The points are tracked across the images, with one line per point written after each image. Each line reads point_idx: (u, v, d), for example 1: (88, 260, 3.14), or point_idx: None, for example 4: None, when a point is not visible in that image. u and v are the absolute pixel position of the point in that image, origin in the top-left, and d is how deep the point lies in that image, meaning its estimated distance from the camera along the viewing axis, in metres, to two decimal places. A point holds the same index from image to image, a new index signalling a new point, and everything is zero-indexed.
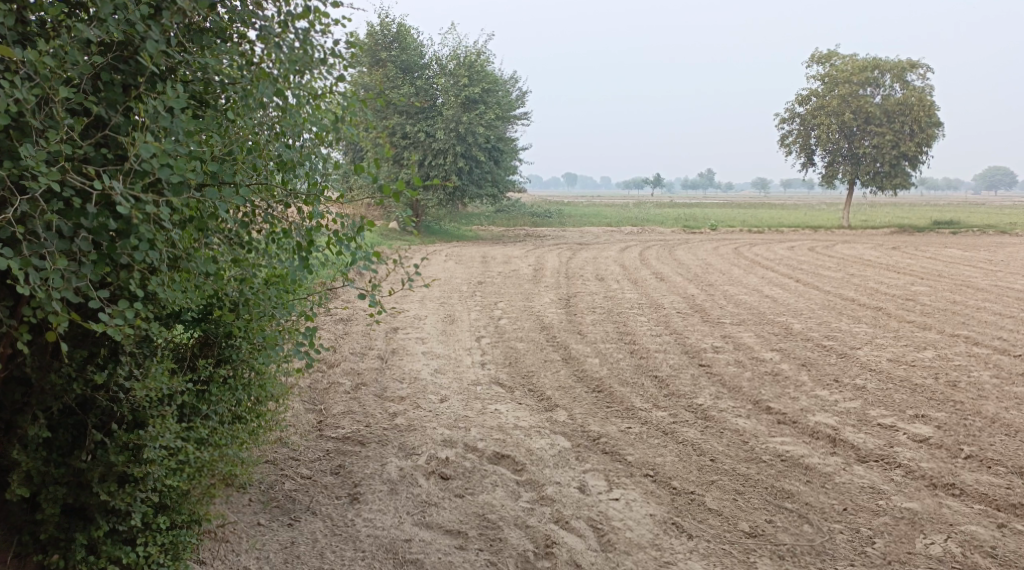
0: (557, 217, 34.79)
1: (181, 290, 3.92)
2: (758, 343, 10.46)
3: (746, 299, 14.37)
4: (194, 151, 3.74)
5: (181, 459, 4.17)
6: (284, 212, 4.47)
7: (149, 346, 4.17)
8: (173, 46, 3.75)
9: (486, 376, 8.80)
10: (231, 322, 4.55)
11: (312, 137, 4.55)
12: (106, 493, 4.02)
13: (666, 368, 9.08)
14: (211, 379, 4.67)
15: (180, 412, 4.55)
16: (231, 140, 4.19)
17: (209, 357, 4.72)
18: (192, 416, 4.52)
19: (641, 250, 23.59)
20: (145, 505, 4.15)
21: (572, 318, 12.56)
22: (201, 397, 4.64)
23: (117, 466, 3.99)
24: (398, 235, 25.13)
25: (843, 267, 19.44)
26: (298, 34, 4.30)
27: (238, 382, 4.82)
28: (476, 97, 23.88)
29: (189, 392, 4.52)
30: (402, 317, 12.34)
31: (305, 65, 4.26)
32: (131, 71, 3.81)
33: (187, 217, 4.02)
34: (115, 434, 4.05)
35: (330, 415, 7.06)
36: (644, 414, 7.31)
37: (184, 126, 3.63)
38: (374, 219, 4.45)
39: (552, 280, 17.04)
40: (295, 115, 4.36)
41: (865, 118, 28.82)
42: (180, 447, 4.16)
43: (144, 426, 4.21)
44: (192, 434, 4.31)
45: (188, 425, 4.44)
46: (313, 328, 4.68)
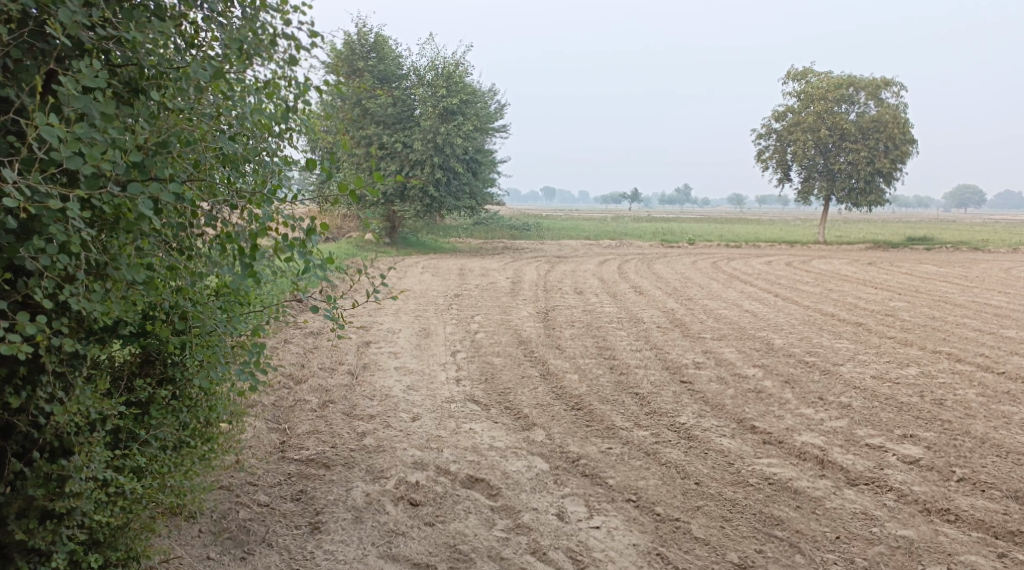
0: (535, 230, 34.61)
1: (106, 300, 3.57)
2: (740, 359, 10.20)
3: (726, 314, 14.14)
4: (115, 140, 3.42)
5: (111, 491, 3.80)
6: (228, 213, 4.13)
7: (78, 363, 3.77)
8: (95, 20, 3.44)
9: (460, 392, 8.48)
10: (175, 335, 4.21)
11: (259, 131, 4.32)
12: (25, 531, 3.64)
13: (646, 385, 8.81)
14: (151, 401, 4.32)
15: (115, 437, 4.18)
16: (165, 131, 3.73)
17: (150, 375, 4.34)
18: (130, 442, 4.16)
19: (619, 263, 23.39)
20: (72, 543, 3.77)
21: (550, 331, 12.27)
22: (139, 421, 4.27)
23: (38, 499, 3.61)
24: (374, 246, 24.80)
25: (820, 282, 19.31)
26: (246, 17, 4.10)
27: (184, 403, 4.48)
28: (454, 107, 23.60)
29: (125, 416, 4.14)
30: (374, 331, 12.01)
31: (253, 48, 4.10)
32: (49, 50, 3.55)
33: (115, 219, 3.67)
34: (35, 462, 3.64)
35: (294, 436, 6.75)
36: (625, 434, 7.01)
37: (104, 110, 3.32)
38: (326, 222, 4.12)
39: (530, 293, 16.77)
40: (239, 103, 4.15)
41: (841, 134, 28.84)
42: (111, 478, 3.80)
43: (71, 453, 3.82)
44: (127, 462, 3.96)
45: (123, 454, 4.06)
46: (261, 345, 4.29)
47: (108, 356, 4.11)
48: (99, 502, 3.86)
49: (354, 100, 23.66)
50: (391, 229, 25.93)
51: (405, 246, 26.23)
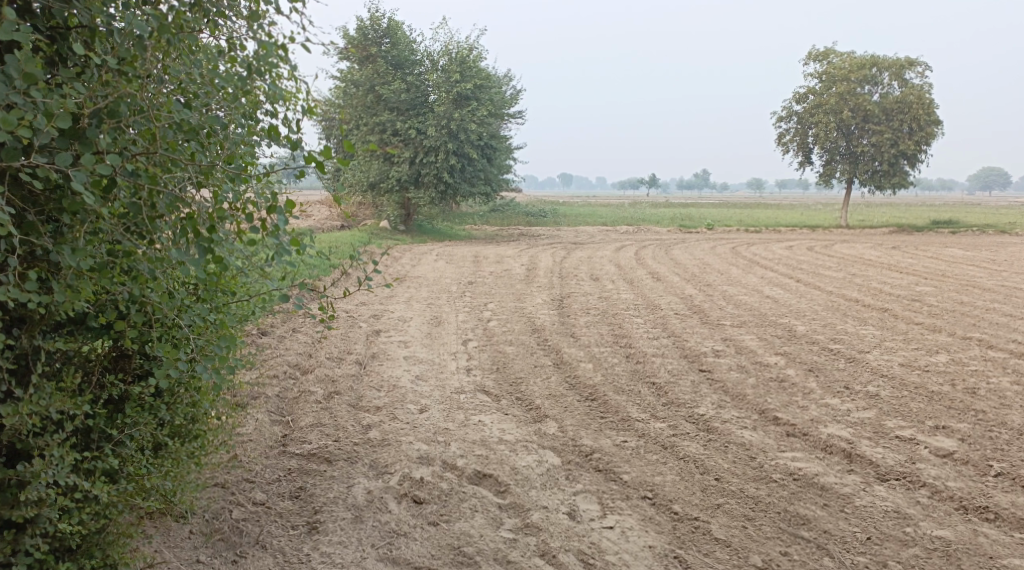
0: (551, 216, 34.30)
1: (56, 291, 3.31)
2: (762, 347, 9.84)
3: (746, 300, 13.76)
4: (51, 105, 3.17)
5: (78, 496, 3.56)
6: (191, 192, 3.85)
7: (31, 359, 3.57)
8: None
9: (470, 383, 8.20)
10: (145, 328, 3.97)
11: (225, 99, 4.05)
12: None
13: (664, 374, 8.50)
14: (126, 398, 4.08)
15: (88, 438, 3.95)
16: (109, 93, 3.48)
17: (125, 371, 4.09)
18: (102, 443, 3.92)
19: (637, 249, 23.02)
20: (37, 551, 3.53)
21: (565, 319, 11.97)
22: (112, 420, 4.03)
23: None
24: (388, 234, 24.59)
25: (843, 266, 18.87)
26: None
27: (165, 401, 4.25)
28: (469, 93, 23.24)
29: (97, 416, 3.90)
30: (385, 320, 11.76)
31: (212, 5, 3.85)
32: None
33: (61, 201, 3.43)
34: None
35: (297, 429, 6.53)
36: (642, 426, 6.71)
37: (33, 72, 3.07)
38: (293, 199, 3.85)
39: (545, 280, 16.44)
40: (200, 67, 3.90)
41: (863, 116, 28.26)
42: (77, 483, 3.55)
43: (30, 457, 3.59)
44: (97, 465, 3.72)
45: (94, 456, 3.83)
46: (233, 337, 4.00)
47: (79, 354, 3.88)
48: (65, 510, 3.63)
49: (366, 87, 23.39)
50: (405, 217, 25.69)
51: (420, 234, 25.95)
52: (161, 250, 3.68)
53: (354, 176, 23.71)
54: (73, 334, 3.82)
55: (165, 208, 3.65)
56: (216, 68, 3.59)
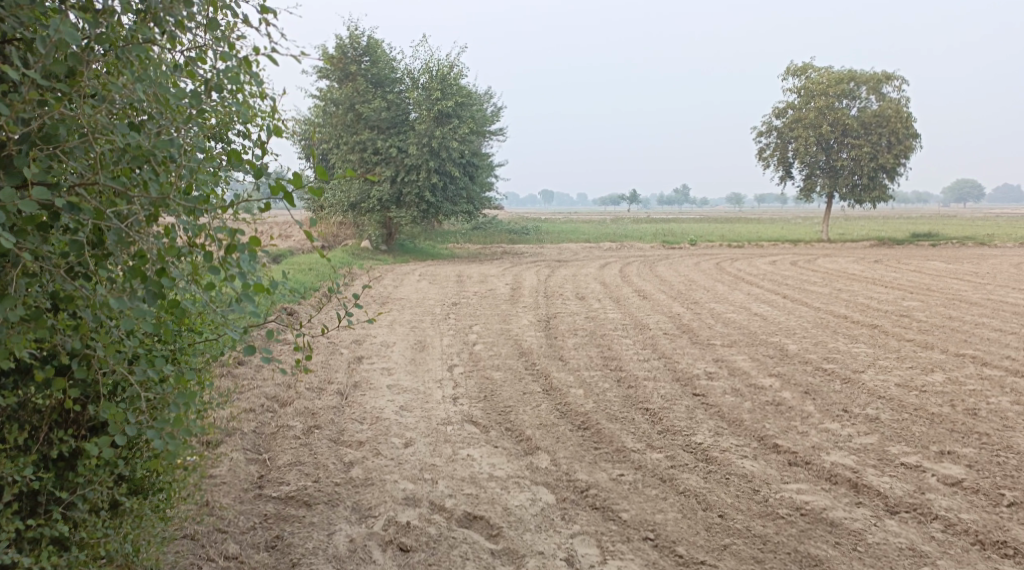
0: (534, 233, 34.08)
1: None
2: (755, 368, 9.57)
3: (735, 317, 13.54)
4: None
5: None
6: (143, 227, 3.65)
7: None
8: None
9: (457, 413, 7.91)
10: (95, 378, 3.87)
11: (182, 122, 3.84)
12: None
13: (656, 399, 8.22)
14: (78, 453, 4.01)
15: (34, 502, 3.92)
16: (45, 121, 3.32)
17: (77, 428, 4.05)
18: (51, 506, 3.89)
19: (621, 266, 22.82)
20: None
21: (553, 341, 11.70)
22: (61, 480, 3.99)
23: None
24: (370, 254, 24.28)
25: (828, 281, 18.72)
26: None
27: (123, 457, 4.24)
28: (449, 111, 22.98)
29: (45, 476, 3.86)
30: (368, 345, 11.46)
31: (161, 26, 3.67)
32: None
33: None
34: None
35: (274, 468, 6.59)
36: (638, 458, 6.45)
37: None
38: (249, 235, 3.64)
39: (530, 299, 16.17)
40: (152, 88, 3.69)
41: (843, 130, 28.27)
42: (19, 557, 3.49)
43: None
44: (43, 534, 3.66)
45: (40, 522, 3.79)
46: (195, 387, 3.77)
47: (26, 408, 3.87)
48: None
49: (346, 106, 23.17)
50: (387, 236, 25.41)
51: (402, 253, 25.64)
52: (108, 294, 3.53)
53: (334, 196, 23.42)
54: (18, 386, 3.79)
55: (111, 245, 3.49)
56: (167, 88, 3.42)
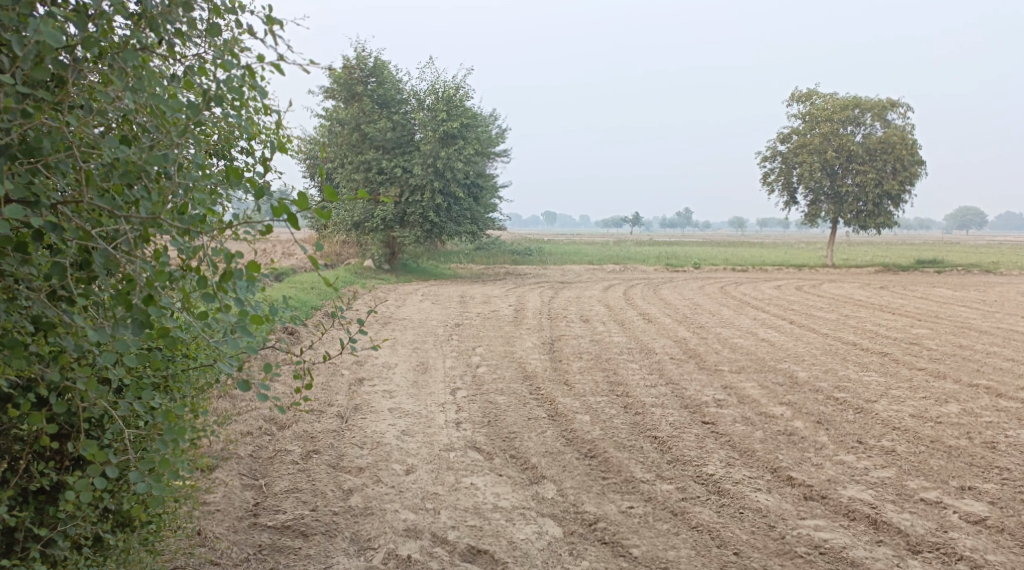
0: (537, 255, 33.93)
1: None
2: (765, 396, 9.34)
3: (742, 343, 13.32)
4: None
5: None
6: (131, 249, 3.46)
7: None
8: None
9: (460, 438, 7.71)
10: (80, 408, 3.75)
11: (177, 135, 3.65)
12: None
13: (664, 426, 8.00)
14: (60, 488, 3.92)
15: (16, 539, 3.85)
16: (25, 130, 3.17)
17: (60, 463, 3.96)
18: (30, 545, 3.81)
19: (625, 288, 22.66)
20: None
21: (557, 364, 11.49)
22: (42, 518, 3.91)
23: None
24: (373, 273, 24.12)
25: (834, 307, 18.52)
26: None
27: (109, 490, 4.17)
28: (454, 132, 22.85)
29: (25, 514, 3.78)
30: (369, 367, 11.25)
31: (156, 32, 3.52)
32: None
33: None
34: None
35: (271, 495, 6.42)
36: (648, 489, 6.27)
37: None
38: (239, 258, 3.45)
39: (534, 321, 15.97)
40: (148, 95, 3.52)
41: (847, 156, 28.16)
42: None
43: None
44: None
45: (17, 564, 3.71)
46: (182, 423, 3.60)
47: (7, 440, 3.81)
48: None
49: (351, 125, 23.09)
50: (391, 255, 25.26)
51: (405, 273, 25.49)
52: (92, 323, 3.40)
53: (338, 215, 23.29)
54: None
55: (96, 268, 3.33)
56: (161, 100, 3.27)
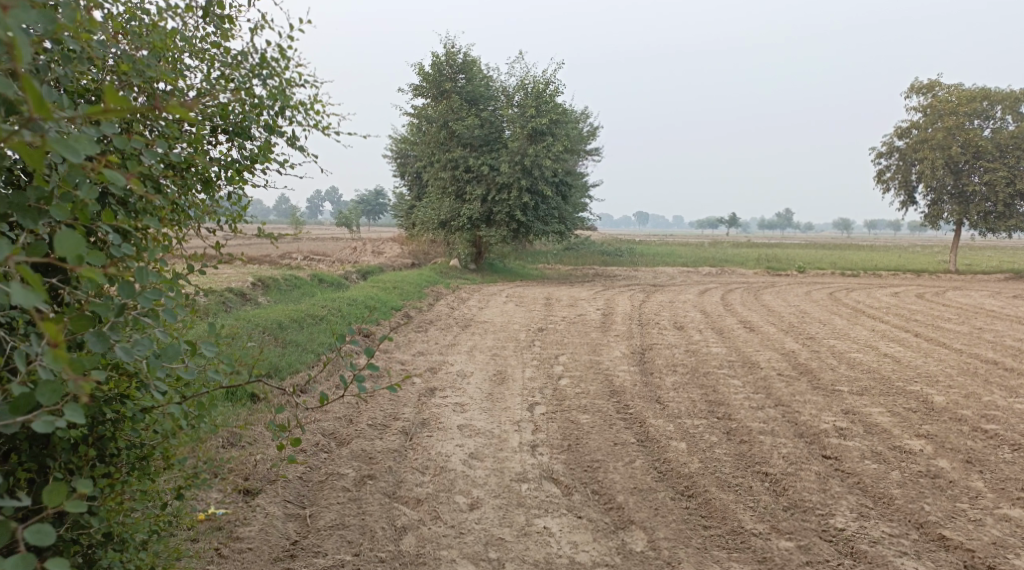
0: (629, 255, 32.57)
1: None
2: (896, 425, 7.99)
3: (860, 358, 11.85)
4: None
5: None
6: None
7: None
8: None
9: (536, 467, 6.62)
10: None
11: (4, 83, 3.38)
12: None
13: (778, 461, 6.75)
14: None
15: None
16: None
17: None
18: None
19: (722, 293, 21.26)
20: None
21: (649, 378, 10.31)
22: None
23: None
24: (458, 273, 23.28)
25: (964, 318, 16.72)
26: None
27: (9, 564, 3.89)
28: (545, 128, 21.51)
29: None
30: (442, 376, 10.30)
31: None
32: None
33: None
34: None
35: (312, 532, 5.42)
36: (762, 547, 5.17)
37: None
38: None
39: (623, 327, 14.80)
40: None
41: (975, 152, 25.87)
42: None
43: None
44: None
45: None
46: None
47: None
48: None
49: (439, 123, 22.25)
50: (477, 256, 24.42)
51: (492, 273, 24.60)
52: None
53: (424, 213, 22.86)
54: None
55: None
56: None
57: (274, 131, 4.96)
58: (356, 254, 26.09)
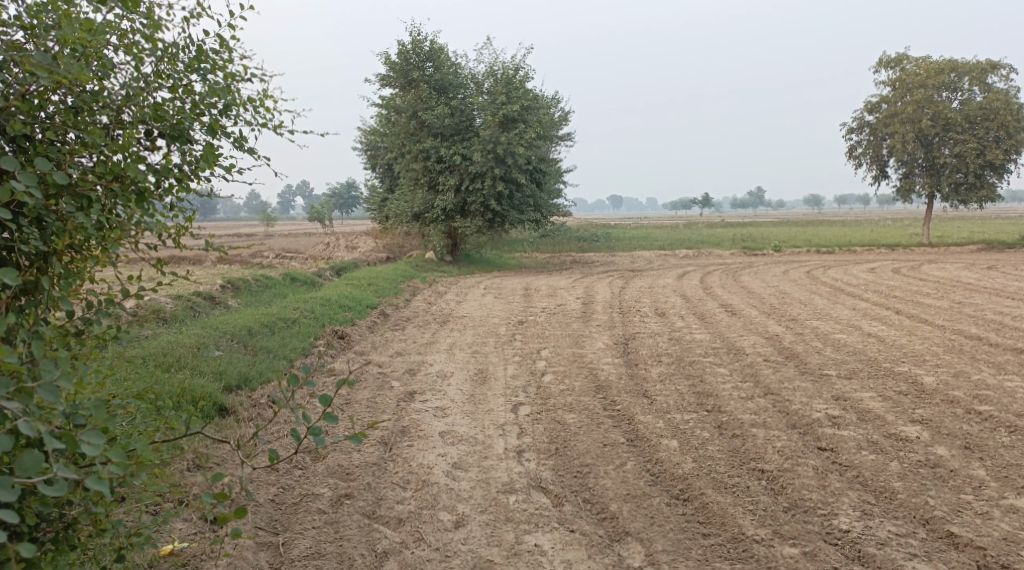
0: (605, 240, 32.32)
1: None
2: (889, 410, 7.77)
3: (846, 339, 11.65)
4: None
5: None
6: None
7: None
8: None
9: (523, 475, 6.34)
10: None
11: None
12: None
13: (773, 456, 6.49)
14: None
15: None
16: None
17: None
18: None
19: (701, 275, 21.10)
20: None
21: (634, 370, 10.05)
22: None
23: None
24: (434, 266, 22.94)
25: (943, 292, 16.61)
26: None
27: None
28: (515, 115, 21.18)
29: None
30: (421, 378, 9.97)
31: None
32: None
33: None
34: None
35: (288, 564, 5.29)
36: (764, 554, 5.11)
37: None
38: None
39: (604, 316, 14.53)
40: None
41: (944, 125, 25.81)
42: None
43: None
44: None
45: None
46: None
47: None
48: None
49: (409, 113, 21.88)
50: (453, 248, 24.10)
51: (469, 264, 24.28)
52: None
53: (397, 206, 22.50)
54: None
55: None
56: None
57: (217, 132, 4.67)
58: (330, 249, 25.64)
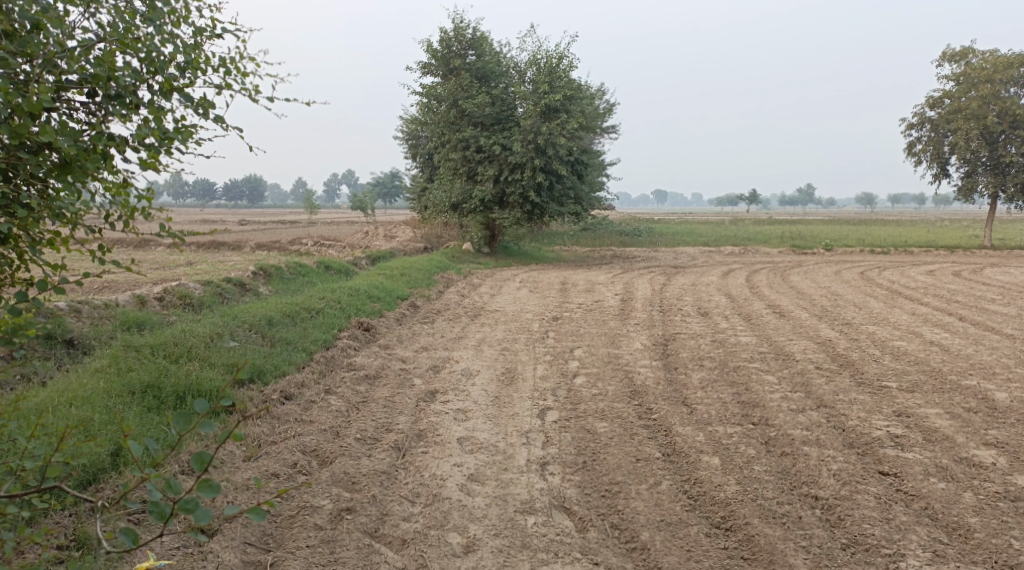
0: (648, 235, 31.38)
1: None
2: (959, 429, 6.98)
3: (906, 347, 10.79)
4: None
5: None
6: None
7: None
8: None
9: (546, 491, 5.72)
10: None
11: None
12: None
13: (829, 480, 5.77)
14: None
15: None
16: None
17: None
18: None
19: (747, 274, 20.20)
20: None
21: (674, 374, 9.33)
22: None
23: None
24: (471, 257, 22.37)
25: (1009, 297, 15.57)
26: None
27: None
28: (558, 104, 20.45)
29: None
30: (444, 375, 9.36)
31: None
32: None
33: None
34: None
35: None
36: None
37: None
38: None
39: (643, 314, 13.80)
40: None
41: (1012, 122, 24.51)
42: None
43: None
44: None
45: None
46: None
47: None
48: None
49: (449, 102, 21.19)
50: (491, 239, 23.49)
51: (506, 256, 23.64)
52: None
53: (435, 196, 21.92)
54: None
55: None
56: None
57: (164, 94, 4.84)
58: (367, 238, 25.11)
